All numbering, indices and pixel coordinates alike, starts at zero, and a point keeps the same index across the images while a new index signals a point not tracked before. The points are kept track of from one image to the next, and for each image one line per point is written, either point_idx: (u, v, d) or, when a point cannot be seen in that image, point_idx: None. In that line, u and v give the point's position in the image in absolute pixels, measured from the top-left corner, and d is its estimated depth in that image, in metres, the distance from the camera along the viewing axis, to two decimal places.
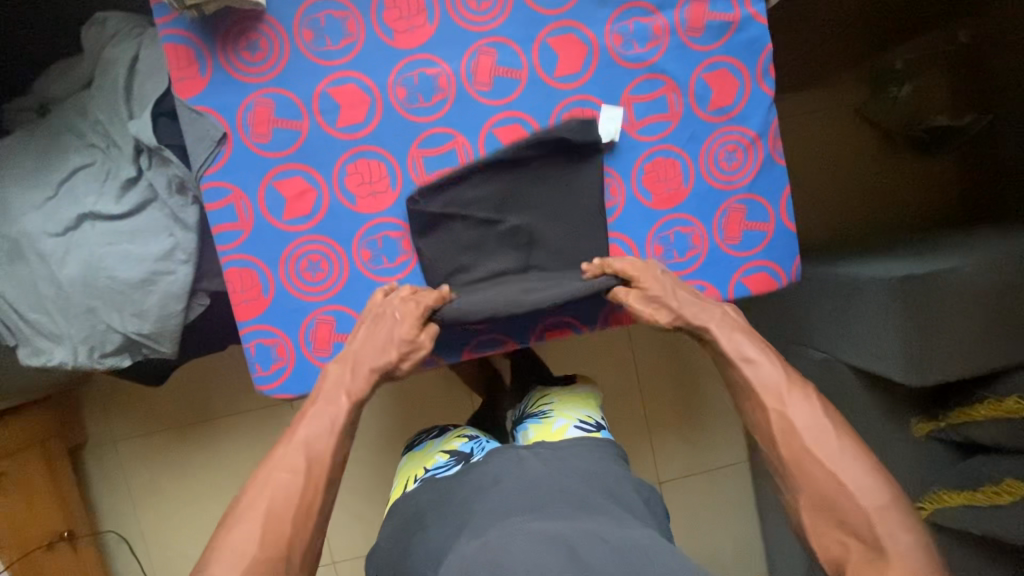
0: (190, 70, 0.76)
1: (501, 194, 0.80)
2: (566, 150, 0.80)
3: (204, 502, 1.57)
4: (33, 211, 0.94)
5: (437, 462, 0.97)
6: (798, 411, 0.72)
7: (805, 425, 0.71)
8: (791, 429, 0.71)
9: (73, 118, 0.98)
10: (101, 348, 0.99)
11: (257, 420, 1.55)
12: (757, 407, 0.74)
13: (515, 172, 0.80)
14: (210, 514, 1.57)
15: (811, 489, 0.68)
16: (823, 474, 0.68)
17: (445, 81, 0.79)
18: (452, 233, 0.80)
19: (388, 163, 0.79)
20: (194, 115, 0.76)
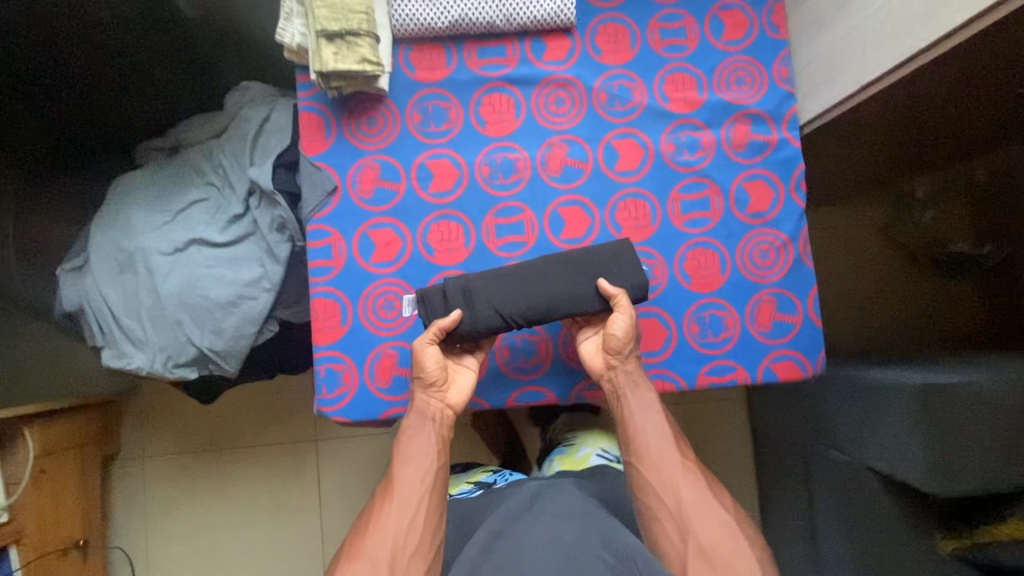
0: (317, 134, 0.93)
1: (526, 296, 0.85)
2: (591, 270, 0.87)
3: (212, 531, 1.59)
4: (151, 231, 1.09)
5: (461, 489, 1.04)
6: (650, 431, 0.86)
7: (696, 483, 0.84)
8: (696, 481, 0.84)
9: (200, 160, 1.17)
10: (176, 357, 1.11)
11: (282, 452, 1.61)
12: (665, 462, 0.85)
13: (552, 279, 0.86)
14: (216, 544, 1.58)
15: (704, 538, 0.79)
16: (713, 524, 0.80)
17: (523, 166, 0.94)
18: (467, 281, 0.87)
19: (466, 226, 0.93)
20: (314, 169, 0.92)
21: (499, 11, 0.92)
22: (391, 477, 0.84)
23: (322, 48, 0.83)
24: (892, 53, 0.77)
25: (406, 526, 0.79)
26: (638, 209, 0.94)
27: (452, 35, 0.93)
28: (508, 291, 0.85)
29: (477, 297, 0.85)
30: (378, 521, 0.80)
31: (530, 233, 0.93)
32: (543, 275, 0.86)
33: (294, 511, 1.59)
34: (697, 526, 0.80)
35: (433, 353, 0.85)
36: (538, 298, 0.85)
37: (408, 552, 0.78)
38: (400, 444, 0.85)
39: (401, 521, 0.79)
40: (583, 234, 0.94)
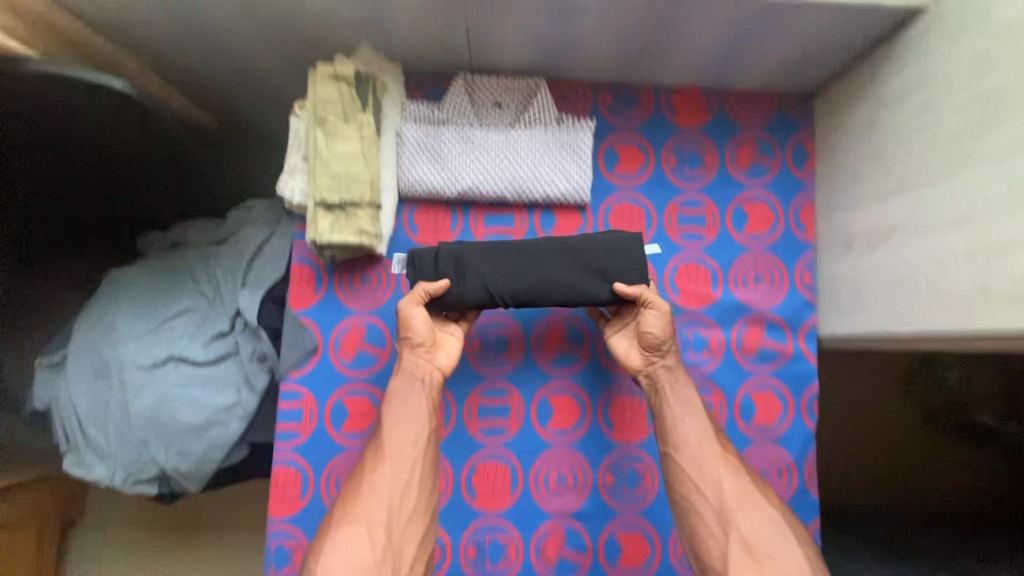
0: (307, 287, 0.89)
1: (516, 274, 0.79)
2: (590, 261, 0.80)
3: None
4: (131, 340, 1.06)
5: None
6: (685, 422, 0.79)
7: (737, 476, 0.77)
8: (738, 476, 0.76)
9: (196, 266, 1.14)
10: (137, 473, 1.06)
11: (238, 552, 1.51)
12: (701, 448, 0.78)
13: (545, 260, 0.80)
14: None
15: (747, 531, 0.72)
16: (757, 516, 0.73)
17: (516, 344, 0.88)
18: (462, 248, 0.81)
19: (447, 403, 0.87)
20: (297, 325, 0.87)
21: (509, 184, 0.88)
22: (379, 442, 0.77)
23: (319, 217, 0.79)
24: (909, 316, 0.70)
25: (400, 488, 0.75)
26: (633, 406, 0.88)
27: (459, 199, 0.90)
28: (504, 265, 0.79)
29: (470, 267, 0.80)
30: (367, 488, 0.74)
31: (515, 418, 0.86)
32: (541, 260, 0.80)
33: None
34: (740, 519, 0.73)
35: (421, 314, 0.79)
36: (533, 281, 0.79)
37: (403, 517, 0.74)
38: (387, 408, 0.79)
39: (392, 490, 0.74)
40: (572, 426, 0.87)
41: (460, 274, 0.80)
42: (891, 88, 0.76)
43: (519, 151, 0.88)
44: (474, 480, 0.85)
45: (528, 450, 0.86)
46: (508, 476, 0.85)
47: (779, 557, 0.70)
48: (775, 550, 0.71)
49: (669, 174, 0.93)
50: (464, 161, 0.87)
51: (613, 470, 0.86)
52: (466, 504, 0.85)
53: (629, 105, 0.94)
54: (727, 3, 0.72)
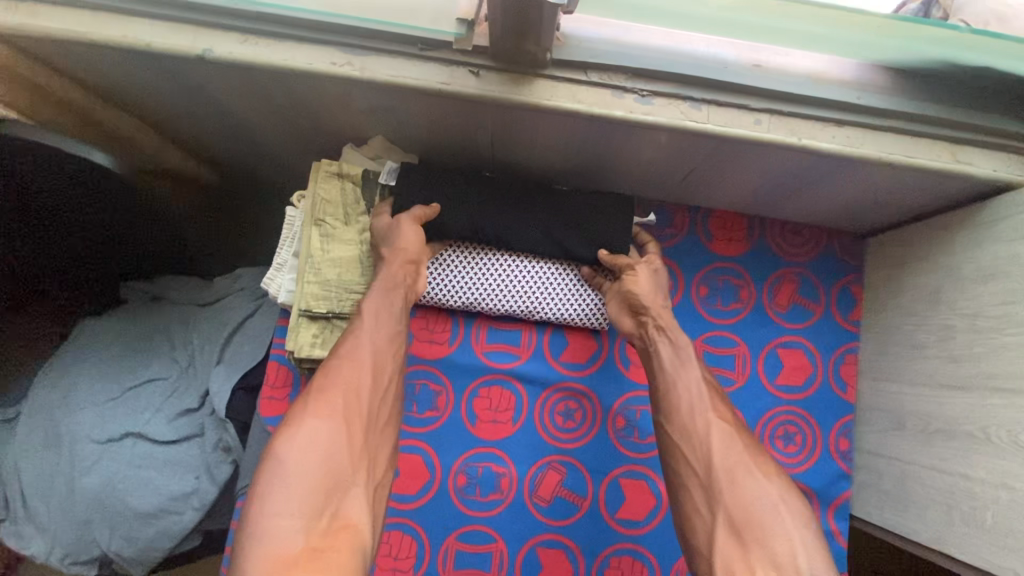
0: (282, 390, 0.79)
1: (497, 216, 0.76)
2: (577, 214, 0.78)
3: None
4: (91, 407, 0.97)
5: None
6: (680, 375, 0.69)
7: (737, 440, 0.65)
8: (732, 441, 0.64)
9: (174, 328, 1.05)
10: (76, 554, 0.96)
11: None
12: (693, 406, 0.67)
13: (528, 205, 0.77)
14: None
15: (737, 509, 0.60)
16: (754, 492, 0.60)
17: (507, 483, 0.78)
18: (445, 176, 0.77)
19: (420, 545, 0.76)
20: (265, 434, 0.78)
21: (518, 303, 0.79)
22: (352, 339, 0.66)
23: (301, 327, 0.71)
24: (986, 548, 0.59)
25: (377, 390, 0.65)
26: (632, 572, 0.76)
27: (464, 310, 0.81)
28: (484, 206, 0.76)
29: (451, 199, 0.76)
30: (333, 385, 0.62)
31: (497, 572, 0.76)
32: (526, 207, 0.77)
33: None
34: (729, 493, 0.60)
35: (415, 232, 0.72)
36: (515, 228, 0.77)
37: (380, 424, 0.64)
38: (365, 308, 0.69)
39: (369, 396, 0.64)
40: None
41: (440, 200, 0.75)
42: (968, 261, 0.67)
43: (534, 268, 0.79)
44: None
45: None
46: None
47: (773, 541, 0.58)
48: (767, 534, 0.58)
49: (698, 305, 0.84)
50: (473, 272, 0.79)
51: None
52: None
53: (661, 224, 0.86)
54: (791, 149, 0.63)
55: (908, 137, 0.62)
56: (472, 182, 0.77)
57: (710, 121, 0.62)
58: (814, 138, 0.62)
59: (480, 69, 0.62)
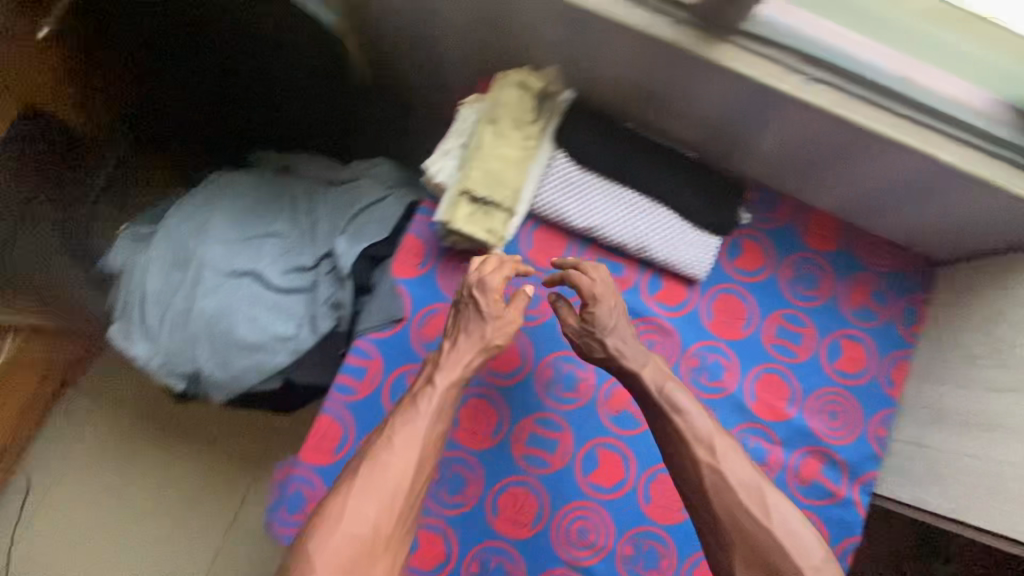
0: (413, 259, 0.91)
1: (631, 160, 0.89)
2: (697, 175, 0.91)
3: (122, 488, 1.59)
4: (220, 243, 1.08)
5: None
6: (698, 421, 0.77)
7: (740, 481, 0.73)
8: (723, 487, 0.73)
9: (299, 195, 1.16)
10: (173, 366, 1.07)
11: (214, 474, 1.60)
12: (692, 461, 0.76)
13: (659, 160, 0.90)
14: (103, 527, 1.57)
15: (750, 553, 0.70)
16: (761, 533, 0.71)
17: (585, 388, 0.89)
18: (596, 120, 0.91)
19: (502, 417, 0.88)
20: (391, 291, 0.90)
21: (632, 238, 0.89)
22: (414, 406, 0.76)
23: (459, 204, 0.82)
24: None
25: (434, 425, 0.76)
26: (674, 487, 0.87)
27: (583, 234, 0.92)
28: (623, 148, 0.89)
29: (598, 134, 0.89)
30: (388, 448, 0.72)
31: (560, 458, 0.87)
32: (655, 159, 0.90)
33: (192, 527, 1.58)
34: (742, 544, 0.70)
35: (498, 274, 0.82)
36: (644, 170, 0.89)
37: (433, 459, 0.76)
38: (462, 323, 0.81)
39: (428, 433, 0.75)
40: (611, 486, 0.87)
41: (595, 132, 0.89)
42: None
43: (656, 213, 0.89)
44: (502, 501, 0.85)
45: (561, 490, 0.86)
46: (533, 506, 0.86)
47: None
48: (765, 555, 0.70)
49: (783, 285, 0.94)
50: (601, 201, 0.89)
51: (634, 544, 0.86)
52: (485, 519, 0.85)
53: (766, 207, 0.96)
54: (916, 154, 0.75)
55: (1016, 168, 0.73)
56: (616, 130, 0.91)
57: (857, 112, 0.73)
58: (939, 149, 0.73)
59: (680, 21, 0.74)
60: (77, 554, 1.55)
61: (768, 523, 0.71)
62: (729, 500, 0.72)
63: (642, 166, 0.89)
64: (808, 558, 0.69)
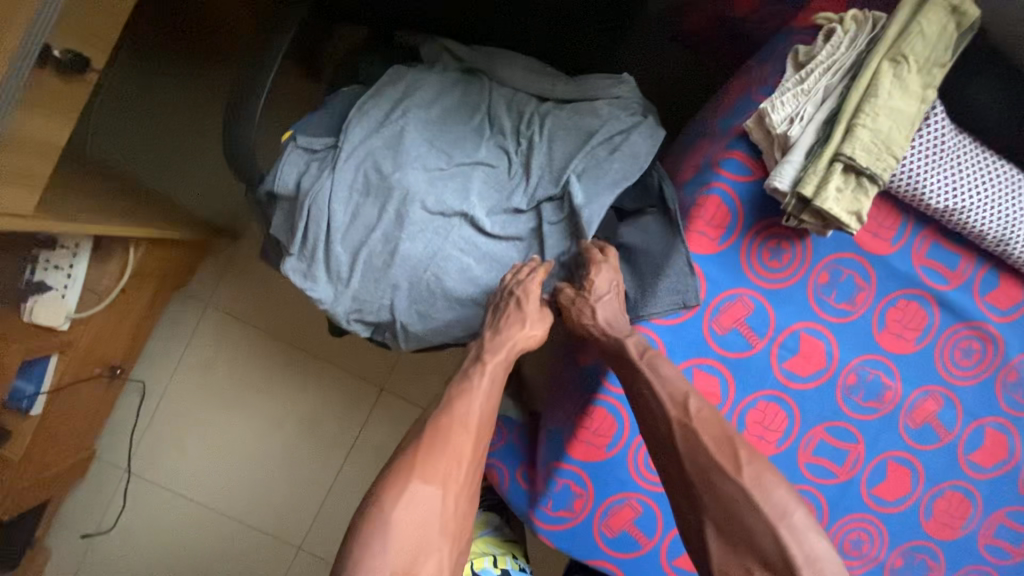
0: (713, 229, 0.73)
1: (1022, 126, 0.68)
2: None
3: (241, 400, 1.53)
4: (422, 170, 0.86)
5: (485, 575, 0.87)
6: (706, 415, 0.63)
7: (712, 436, 0.62)
8: (697, 443, 0.61)
9: (507, 111, 0.90)
10: (363, 312, 0.92)
11: (338, 391, 1.53)
12: (659, 415, 0.65)
13: None
14: (223, 437, 1.53)
15: (720, 513, 0.59)
16: (733, 489, 0.58)
17: (890, 397, 0.77)
18: (991, 61, 0.68)
19: (793, 422, 0.76)
20: (686, 270, 0.72)
21: (994, 228, 0.71)
22: (468, 387, 0.72)
23: (828, 173, 0.62)
24: None
25: (487, 416, 0.70)
26: (958, 506, 0.81)
27: (925, 213, 0.73)
28: (1018, 108, 0.68)
29: (991, 85, 0.67)
30: (442, 427, 0.66)
31: (847, 470, 0.78)
32: None
33: (314, 444, 1.53)
34: (711, 498, 0.59)
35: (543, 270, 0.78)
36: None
37: (482, 453, 0.68)
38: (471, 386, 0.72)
39: (480, 426, 0.69)
40: (895, 500, 0.79)
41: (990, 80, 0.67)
42: None
43: None
44: None
45: (843, 502, 0.78)
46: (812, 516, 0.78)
47: (760, 540, 0.56)
48: (748, 532, 0.56)
49: None
50: (970, 178, 0.69)
51: (906, 557, 0.81)
52: None
53: None
54: None
55: None
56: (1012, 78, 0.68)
57: None
58: None
59: None
60: (199, 460, 1.53)
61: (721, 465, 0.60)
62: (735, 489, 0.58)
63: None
64: (788, 519, 0.56)
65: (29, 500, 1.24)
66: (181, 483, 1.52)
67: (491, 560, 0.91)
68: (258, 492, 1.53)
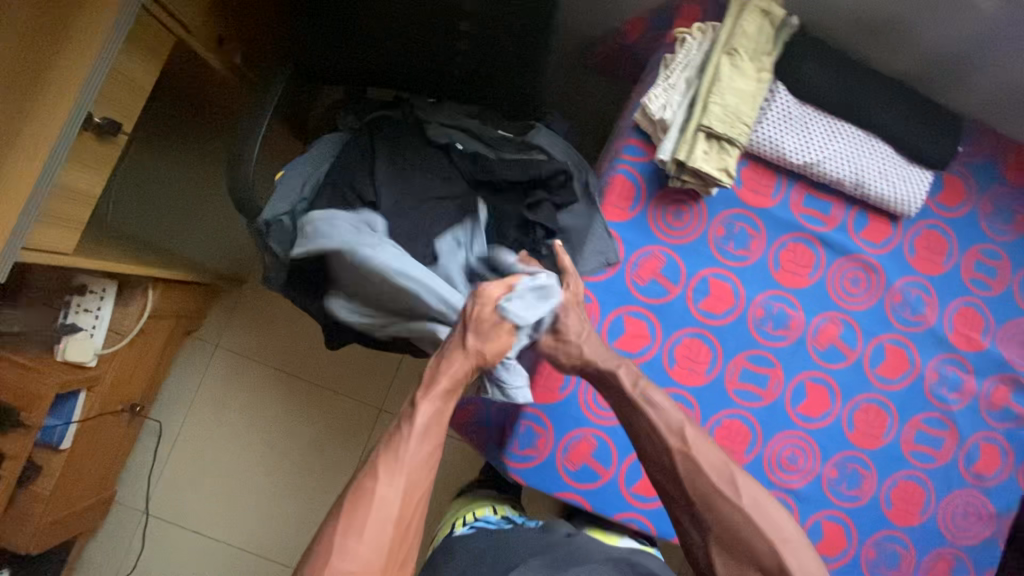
0: (622, 201, 0.90)
1: (847, 92, 0.87)
2: (912, 107, 0.89)
3: (249, 431, 1.63)
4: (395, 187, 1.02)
5: (486, 517, 1.03)
6: (702, 451, 0.73)
7: (712, 466, 0.72)
8: (698, 472, 0.72)
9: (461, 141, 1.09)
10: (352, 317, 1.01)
11: (339, 413, 1.64)
12: (663, 448, 0.74)
13: (874, 89, 0.88)
14: (233, 468, 1.62)
15: (720, 527, 0.70)
16: (734, 513, 0.70)
17: (795, 324, 0.91)
18: (813, 47, 0.87)
19: (715, 354, 0.90)
20: (605, 235, 0.89)
21: (846, 173, 0.89)
22: (399, 437, 0.70)
23: (694, 141, 0.80)
24: None
25: (421, 465, 0.70)
26: (877, 417, 0.92)
27: (792, 170, 0.91)
28: (841, 79, 0.87)
29: (816, 64, 0.86)
30: (372, 491, 0.66)
31: (771, 392, 0.90)
32: (872, 92, 0.88)
33: (320, 467, 1.62)
34: (714, 520, 0.70)
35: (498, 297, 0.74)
36: (860, 102, 0.87)
37: (419, 502, 0.69)
38: (402, 436, 0.70)
39: (414, 477, 0.69)
40: (818, 416, 0.91)
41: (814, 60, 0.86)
42: None
43: (871, 146, 0.89)
44: (718, 433, 0.89)
45: (773, 421, 0.90)
46: (747, 437, 0.90)
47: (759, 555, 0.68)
48: (749, 547, 0.68)
49: (983, 219, 0.95)
50: (816, 137, 0.88)
51: (839, 467, 0.91)
52: None
53: (966, 141, 0.95)
54: None
55: None
56: (832, 58, 0.88)
57: None
58: None
59: None
60: (212, 494, 1.61)
61: (713, 488, 0.71)
62: (734, 510, 0.70)
63: (859, 97, 0.87)
64: (784, 538, 0.68)
65: (55, 537, 1.33)
66: (196, 518, 1.60)
67: (491, 510, 1.07)
68: (269, 520, 1.61)
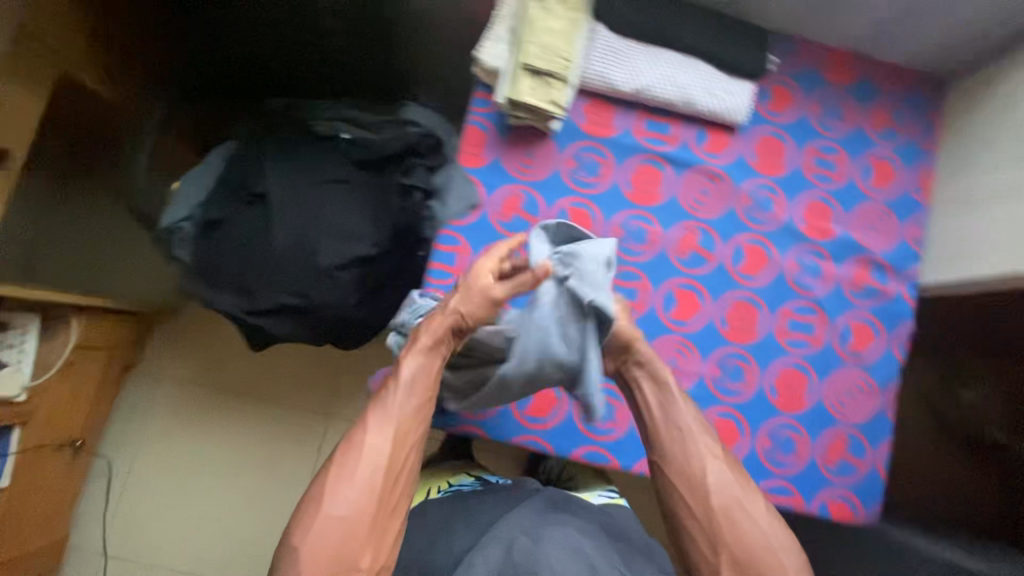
0: (475, 149, 0.97)
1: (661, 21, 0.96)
2: (723, 27, 0.98)
3: (201, 458, 1.60)
4: None
5: (462, 480, 1.02)
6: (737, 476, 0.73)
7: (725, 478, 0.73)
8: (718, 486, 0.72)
9: None
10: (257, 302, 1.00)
11: (290, 423, 1.62)
12: (690, 467, 0.74)
13: (686, 16, 0.97)
14: (186, 498, 1.57)
15: (740, 547, 0.69)
16: (752, 530, 0.69)
17: (654, 238, 0.97)
18: None
19: None
20: (465, 181, 0.97)
21: (675, 93, 0.96)
22: (385, 396, 0.73)
23: (519, 79, 0.88)
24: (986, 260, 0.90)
25: (413, 421, 0.73)
26: (747, 313, 0.97)
27: (628, 99, 0.99)
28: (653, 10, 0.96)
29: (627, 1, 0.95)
30: (362, 441, 0.70)
31: (642, 303, 0.96)
32: (684, 19, 0.97)
33: (276, 481, 1.58)
34: (729, 533, 0.69)
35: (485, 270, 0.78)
36: (674, 27, 0.96)
37: (408, 457, 0.72)
38: (393, 394, 0.73)
39: (403, 433, 0.71)
40: (691, 319, 0.96)
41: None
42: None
43: (693, 66, 0.97)
44: None
45: (649, 330, 0.95)
46: None
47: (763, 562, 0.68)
48: (758, 560, 0.68)
49: (813, 120, 1.03)
50: (640, 65, 0.96)
51: (720, 364, 0.96)
52: None
53: (787, 51, 1.04)
54: None
55: None
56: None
57: None
58: None
59: None
60: (169, 527, 1.56)
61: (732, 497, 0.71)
62: (758, 526, 0.69)
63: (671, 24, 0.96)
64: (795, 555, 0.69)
65: None
66: (156, 556, 1.55)
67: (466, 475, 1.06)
68: (229, 545, 1.56)
